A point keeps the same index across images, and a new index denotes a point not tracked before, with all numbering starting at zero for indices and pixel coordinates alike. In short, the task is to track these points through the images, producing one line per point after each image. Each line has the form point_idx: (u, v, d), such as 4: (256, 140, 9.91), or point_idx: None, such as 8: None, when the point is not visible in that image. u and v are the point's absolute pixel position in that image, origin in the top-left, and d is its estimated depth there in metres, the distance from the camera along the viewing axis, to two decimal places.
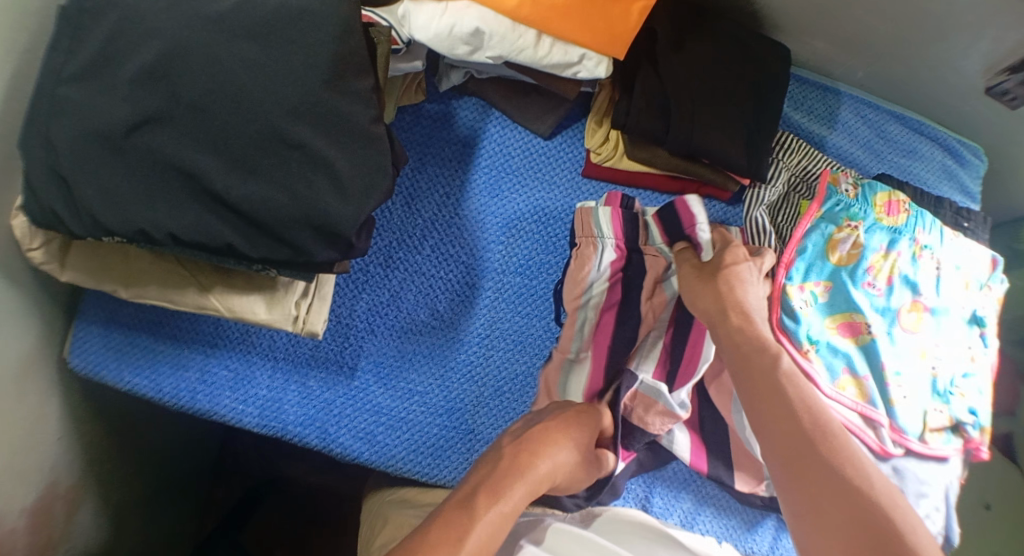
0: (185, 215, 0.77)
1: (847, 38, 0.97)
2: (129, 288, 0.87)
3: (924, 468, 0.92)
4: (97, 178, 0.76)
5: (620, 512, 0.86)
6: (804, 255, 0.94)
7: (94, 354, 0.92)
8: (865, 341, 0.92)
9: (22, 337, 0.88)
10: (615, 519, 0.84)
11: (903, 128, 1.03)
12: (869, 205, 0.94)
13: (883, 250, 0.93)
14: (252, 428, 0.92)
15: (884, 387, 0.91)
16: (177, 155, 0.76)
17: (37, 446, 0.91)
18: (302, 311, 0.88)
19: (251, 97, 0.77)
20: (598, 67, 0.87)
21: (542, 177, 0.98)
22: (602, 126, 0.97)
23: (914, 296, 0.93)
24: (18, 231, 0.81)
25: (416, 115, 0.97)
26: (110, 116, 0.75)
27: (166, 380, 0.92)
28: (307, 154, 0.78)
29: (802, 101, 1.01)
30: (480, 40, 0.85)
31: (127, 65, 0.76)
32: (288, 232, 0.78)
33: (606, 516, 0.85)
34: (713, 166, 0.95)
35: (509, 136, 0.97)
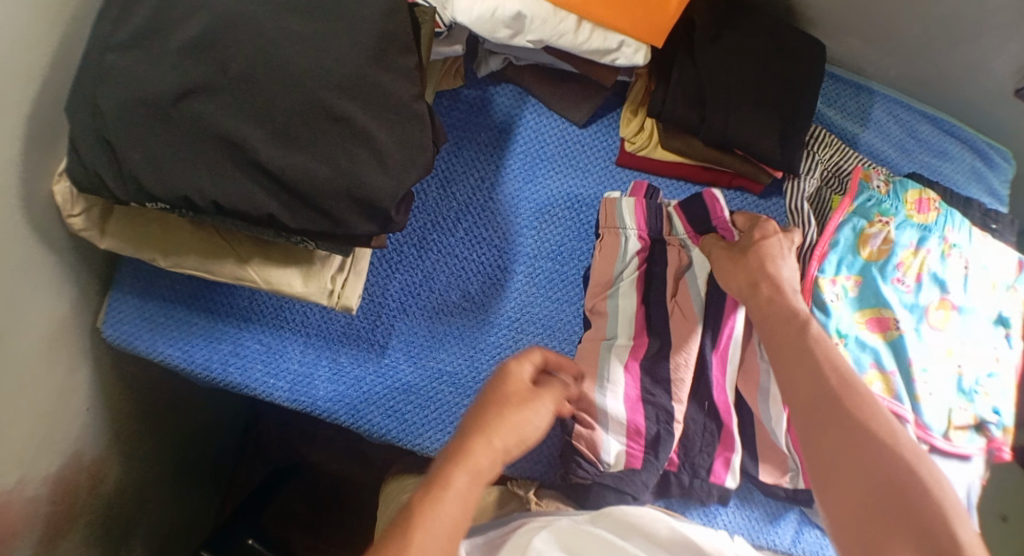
0: (228, 183, 0.78)
1: (880, 37, 0.98)
2: (167, 257, 0.89)
3: (947, 466, 0.92)
4: (143, 144, 0.77)
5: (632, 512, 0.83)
6: (835, 249, 0.94)
7: (129, 325, 0.93)
8: (894, 336, 0.92)
9: (59, 302, 0.89)
10: (627, 520, 0.81)
11: (934, 128, 1.04)
12: (899, 202, 0.95)
13: (913, 247, 0.94)
14: (282, 403, 0.93)
15: (911, 383, 0.91)
16: (222, 124, 0.78)
17: (66, 413, 0.91)
18: (337, 286, 0.90)
19: (298, 69, 0.78)
20: (637, 54, 0.89)
21: (576, 165, 0.99)
22: (636, 116, 0.98)
23: (942, 294, 0.94)
24: (58, 197, 0.83)
25: (454, 100, 0.98)
26: (159, 83, 0.77)
27: (198, 351, 0.93)
28: (350, 128, 0.80)
29: (835, 98, 1.02)
30: (521, 24, 0.86)
31: (177, 34, 0.78)
32: (329, 203, 0.80)
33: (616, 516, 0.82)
34: (746, 158, 0.97)
35: (544, 124, 0.99)
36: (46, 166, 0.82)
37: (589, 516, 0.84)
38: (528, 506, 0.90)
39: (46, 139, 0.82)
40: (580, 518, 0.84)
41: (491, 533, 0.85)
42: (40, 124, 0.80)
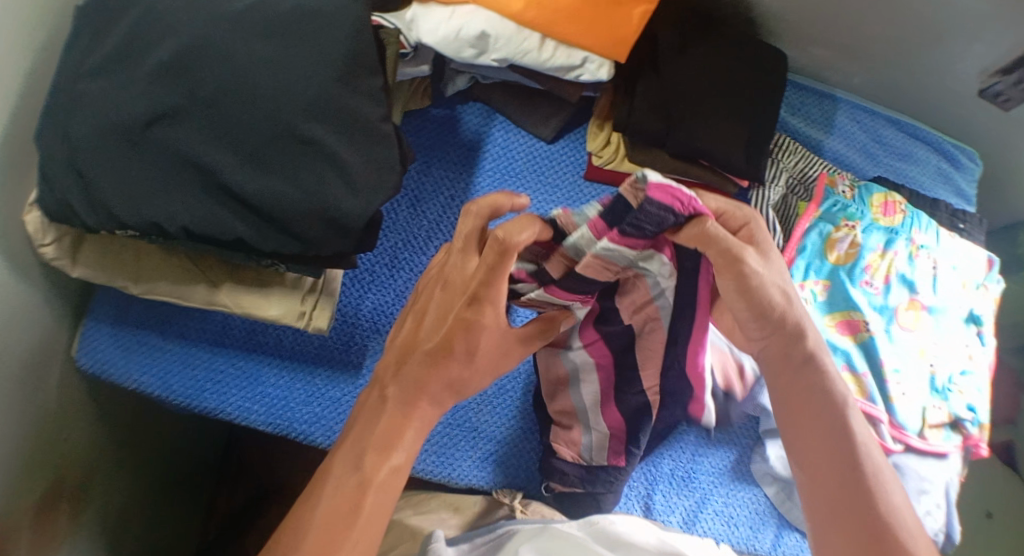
0: (198, 208, 0.79)
1: (841, 44, 1.00)
2: (139, 284, 0.89)
3: (925, 465, 0.92)
4: (112, 171, 0.78)
5: (620, 521, 0.86)
6: (804, 254, 0.96)
7: (104, 352, 0.94)
8: (864, 339, 0.93)
9: (34, 331, 0.89)
10: (614, 531, 0.85)
11: (898, 132, 1.06)
12: (865, 206, 0.97)
13: (880, 250, 0.96)
14: (260, 426, 0.93)
15: (884, 385, 0.92)
16: (191, 149, 0.78)
17: (44, 442, 0.91)
18: (309, 307, 0.89)
19: (266, 93, 0.79)
20: (601, 70, 0.90)
21: (546, 180, 0.99)
22: (603, 130, 0.99)
23: (911, 294, 0.95)
24: (30, 226, 0.84)
25: (423, 120, 1.00)
26: (127, 110, 0.78)
27: (172, 377, 0.93)
28: (319, 150, 0.81)
29: (799, 106, 1.04)
30: (485, 43, 0.87)
31: (145, 62, 0.79)
32: (299, 225, 0.80)
33: (604, 525, 0.85)
34: (711, 168, 0.96)
35: (513, 140, 0.99)
36: (17, 197, 0.83)
37: (578, 523, 0.87)
38: (514, 515, 0.90)
39: (16, 169, 0.82)
40: (569, 523, 0.87)
41: (476, 541, 0.87)
42: (11, 155, 0.81)
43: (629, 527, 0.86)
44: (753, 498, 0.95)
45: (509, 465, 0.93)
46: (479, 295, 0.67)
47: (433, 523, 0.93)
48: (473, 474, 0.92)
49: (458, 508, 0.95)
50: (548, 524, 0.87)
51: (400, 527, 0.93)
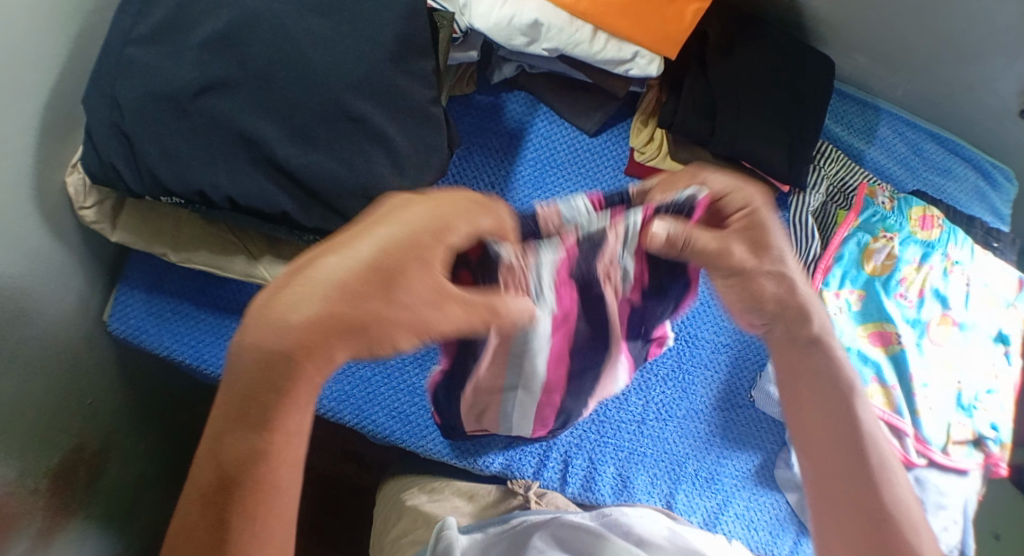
0: (242, 180, 0.80)
1: (886, 55, 1.00)
2: (177, 252, 0.89)
3: (945, 480, 0.92)
4: (158, 137, 0.78)
5: (632, 513, 0.87)
6: (841, 262, 0.97)
7: (135, 318, 0.94)
8: (896, 350, 0.93)
9: (68, 292, 0.89)
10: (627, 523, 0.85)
11: (939, 148, 1.05)
12: (904, 218, 0.97)
13: (916, 263, 0.96)
14: None
15: (911, 398, 0.92)
16: (239, 120, 0.79)
17: (70, 406, 0.92)
18: None
19: (315, 68, 0.79)
20: (650, 65, 0.90)
21: (586, 173, 0.98)
22: (647, 126, 0.98)
23: (944, 309, 0.95)
24: (71, 187, 0.84)
25: (466, 105, 0.98)
26: (177, 79, 0.78)
27: (204, 347, 0.94)
28: (367, 128, 0.81)
29: (842, 115, 1.04)
30: (537, 32, 0.87)
31: (197, 31, 0.79)
32: (342, 202, 0.80)
33: (618, 518, 0.86)
34: (753, 171, 0.97)
35: (555, 131, 0.98)
36: (58, 157, 0.83)
37: (591, 515, 0.87)
38: (529, 505, 0.91)
39: (59, 130, 0.82)
40: (583, 516, 0.87)
41: (490, 531, 0.86)
42: (54, 115, 0.81)
43: (641, 519, 0.87)
44: (774, 503, 0.95)
45: (535, 454, 0.94)
46: (450, 227, 0.55)
47: (446, 510, 0.93)
48: (497, 463, 0.93)
49: (473, 496, 0.95)
50: (562, 513, 0.87)
51: (414, 511, 0.94)
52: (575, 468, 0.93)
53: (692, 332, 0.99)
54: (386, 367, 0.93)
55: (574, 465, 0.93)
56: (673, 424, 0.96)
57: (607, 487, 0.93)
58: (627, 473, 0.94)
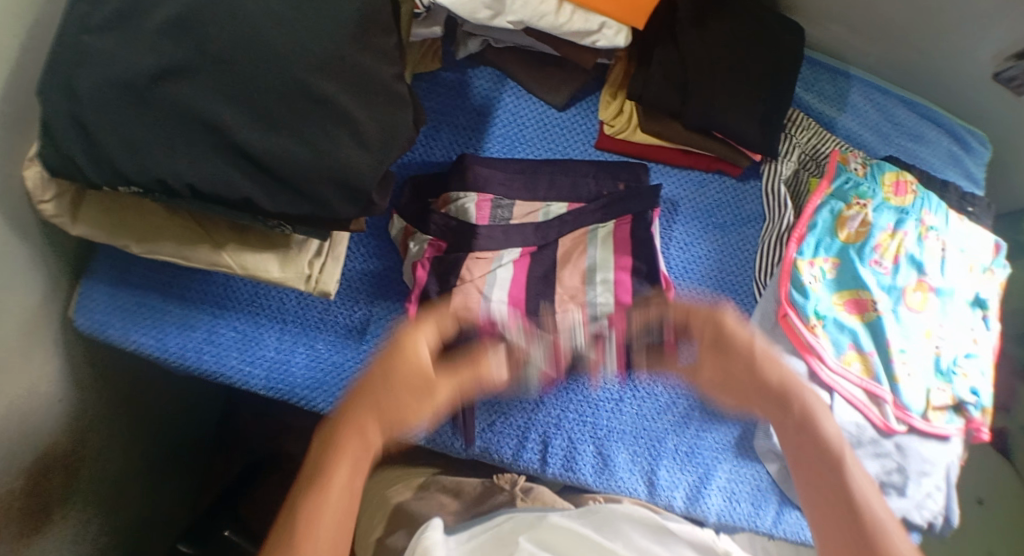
0: (206, 164, 0.78)
1: (857, 20, 0.99)
2: (141, 244, 0.87)
3: (927, 447, 0.92)
4: (116, 125, 0.76)
5: (616, 510, 0.86)
6: (814, 231, 0.95)
7: (101, 314, 0.91)
8: (872, 318, 0.92)
9: (31, 288, 0.87)
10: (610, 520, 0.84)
11: (911, 112, 1.05)
12: (876, 184, 0.96)
13: (890, 229, 0.94)
14: (260, 391, 0.91)
15: (890, 364, 0.92)
16: (198, 106, 0.77)
17: (41, 404, 0.90)
18: (315, 270, 0.89)
19: (276, 49, 0.77)
20: (618, 36, 0.87)
21: (555, 149, 0.97)
22: (617, 99, 0.97)
23: (919, 276, 0.94)
24: (30, 181, 0.81)
25: (432, 83, 0.96)
26: (133, 65, 0.75)
27: (173, 340, 0.92)
28: (332, 110, 0.79)
29: (813, 83, 1.03)
30: (502, 5, 0.84)
31: (152, 14, 0.76)
32: (308, 185, 0.79)
33: (602, 515, 0.85)
34: (724, 141, 0.96)
35: (523, 107, 0.97)
36: (16, 150, 0.80)
37: (577, 512, 0.85)
38: (516, 501, 0.91)
39: (16, 123, 0.79)
40: (567, 512, 0.85)
41: (475, 531, 0.83)
42: (11, 107, 0.79)
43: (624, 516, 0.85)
44: (756, 473, 0.94)
45: (513, 431, 0.92)
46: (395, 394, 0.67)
47: (431, 508, 0.91)
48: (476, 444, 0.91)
49: (459, 494, 0.94)
50: (549, 513, 0.84)
51: (398, 512, 0.92)
52: (555, 448, 0.92)
53: None
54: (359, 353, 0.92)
55: (554, 445, 0.92)
56: (652, 401, 0.95)
57: (589, 466, 0.92)
58: (607, 451, 0.92)
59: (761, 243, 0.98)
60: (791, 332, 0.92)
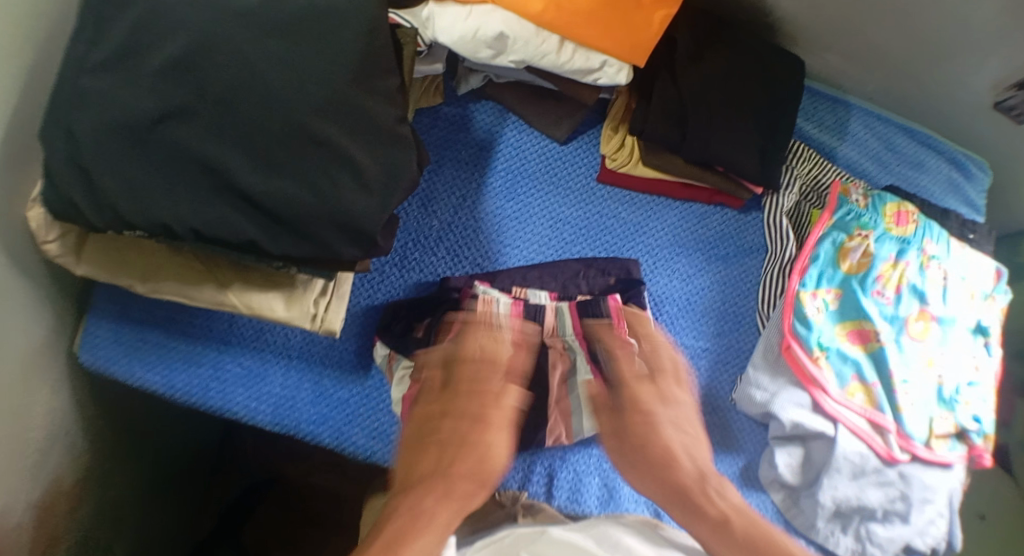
0: (209, 212, 0.77)
1: (855, 49, 0.99)
2: (146, 283, 0.88)
3: (930, 475, 0.91)
4: (118, 169, 0.76)
5: (619, 526, 0.84)
6: (816, 262, 0.96)
7: (106, 350, 0.91)
8: (875, 348, 0.92)
9: (35, 328, 0.87)
10: (611, 534, 0.82)
11: (911, 141, 1.05)
12: (878, 215, 0.96)
13: (892, 260, 0.94)
14: (265, 426, 0.92)
15: (893, 395, 0.92)
16: (200, 150, 0.77)
17: (47, 441, 0.90)
18: (320, 309, 0.89)
19: (278, 92, 0.77)
20: (619, 74, 0.88)
21: (558, 183, 0.98)
22: (618, 132, 0.98)
23: (922, 305, 0.94)
24: (34, 223, 0.81)
25: (434, 118, 0.97)
26: (135, 109, 0.75)
27: (178, 376, 0.92)
28: (335, 153, 0.79)
29: (813, 112, 1.03)
30: (503, 44, 0.85)
31: (153, 57, 0.77)
32: (311, 227, 0.79)
33: (603, 529, 0.83)
34: (725, 175, 0.97)
35: (525, 141, 0.97)
36: (18, 193, 0.80)
37: (579, 527, 0.83)
38: (517, 518, 0.88)
39: (19, 164, 0.79)
40: (568, 526, 0.84)
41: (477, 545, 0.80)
42: (13, 150, 0.78)
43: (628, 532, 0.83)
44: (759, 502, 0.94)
45: (517, 463, 0.92)
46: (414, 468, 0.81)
47: None
48: None
49: None
50: (548, 528, 0.83)
51: None
52: (560, 481, 0.92)
53: (672, 338, 0.97)
54: (366, 389, 0.93)
55: (560, 478, 0.92)
56: None
57: (593, 497, 0.92)
58: (612, 483, 0.93)
59: (763, 275, 1.00)
60: (795, 364, 0.93)
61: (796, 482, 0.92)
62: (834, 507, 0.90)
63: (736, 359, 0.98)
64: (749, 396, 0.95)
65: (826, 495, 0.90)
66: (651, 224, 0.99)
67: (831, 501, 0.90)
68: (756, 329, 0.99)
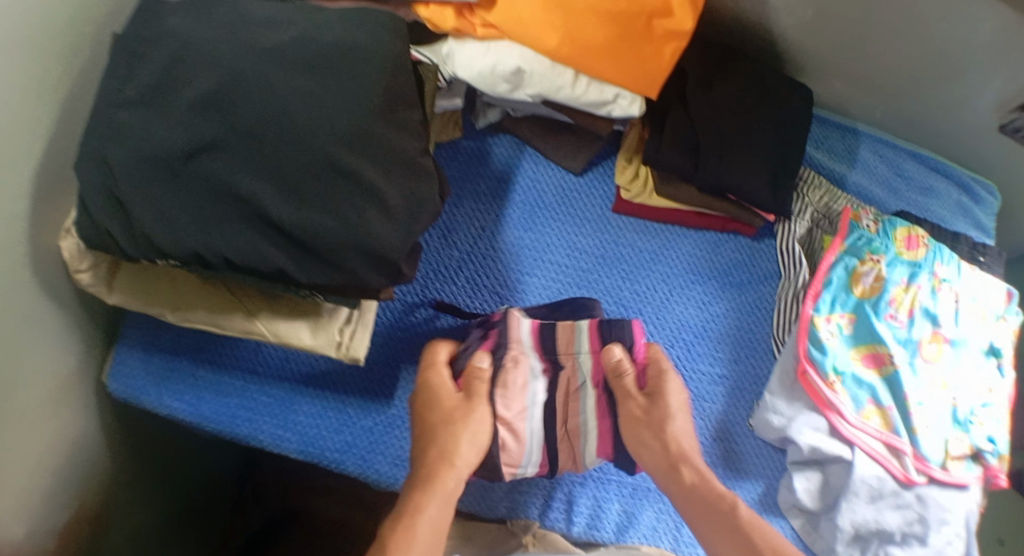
0: (239, 242, 0.79)
1: (862, 78, 1.02)
2: (175, 312, 0.90)
3: (946, 496, 0.92)
4: (150, 201, 0.78)
5: None
6: (830, 288, 0.97)
7: (134, 379, 0.94)
8: (890, 372, 0.94)
9: (66, 354, 0.89)
10: None
11: (919, 166, 1.07)
12: (889, 240, 0.98)
13: (904, 283, 0.96)
14: (291, 454, 0.94)
15: (908, 417, 0.93)
16: (230, 181, 0.79)
17: (73, 468, 0.92)
18: (345, 337, 0.91)
19: (304, 125, 0.80)
20: (632, 105, 0.90)
21: (574, 214, 1.00)
22: (632, 163, 0.99)
23: (934, 327, 0.95)
24: (65, 252, 0.85)
25: (453, 151, 1.00)
26: (167, 142, 0.78)
27: (206, 405, 0.94)
28: (360, 183, 0.82)
29: (823, 141, 1.06)
30: (520, 78, 0.88)
31: (185, 92, 0.80)
32: (336, 256, 0.81)
33: None
34: (739, 203, 0.99)
35: (541, 173, 1.00)
36: (52, 222, 0.83)
37: None
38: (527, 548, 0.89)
39: (54, 194, 0.83)
40: None
41: None
42: (47, 182, 0.82)
43: None
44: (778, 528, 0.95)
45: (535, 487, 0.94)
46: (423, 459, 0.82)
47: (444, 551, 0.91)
48: (495, 504, 0.93)
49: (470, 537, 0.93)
50: None
51: None
52: (579, 507, 0.93)
53: (689, 365, 0.98)
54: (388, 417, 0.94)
55: (579, 504, 0.93)
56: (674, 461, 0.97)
57: (611, 523, 0.93)
58: (632, 510, 0.93)
59: (779, 302, 1.01)
60: (811, 391, 0.93)
61: (814, 507, 0.93)
62: (854, 530, 0.91)
63: (753, 386, 0.99)
64: (765, 423, 0.95)
65: (845, 519, 0.90)
66: (667, 251, 1.01)
67: (850, 524, 0.90)
68: (772, 355, 1.00)
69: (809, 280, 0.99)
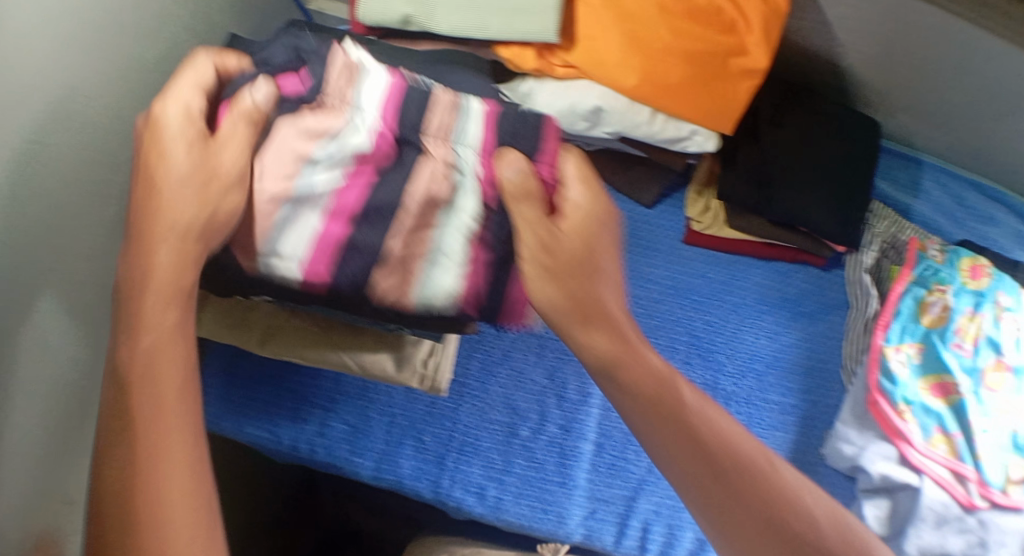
0: None
1: (924, 111, 1.04)
2: (263, 343, 0.91)
3: (1007, 520, 0.90)
4: None
5: None
6: (899, 318, 0.99)
7: (214, 408, 0.95)
8: (956, 401, 0.94)
9: None
10: None
11: (981, 196, 1.09)
12: (955, 270, 1.00)
13: (969, 313, 0.97)
14: (369, 480, 0.93)
15: (972, 443, 0.92)
16: None
17: None
18: (429, 368, 0.90)
19: None
20: (707, 142, 0.92)
21: (645, 244, 1.02)
22: (702, 196, 1.03)
23: (997, 356, 0.95)
24: None
25: None
26: None
27: (285, 431, 0.94)
28: None
29: (887, 170, 1.10)
30: (598, 116, 0.90)
31: None
32: None
33: None
34: (808, 234, 1.01)
35: (611, 203, 1.03)
36: None
37: None
38: None
39: None
40: None
41: None
42: None
43: None
44: None
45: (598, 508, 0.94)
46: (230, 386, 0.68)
47: None
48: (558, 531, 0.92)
49: None
50: None
51: None
52: (653, 535, 0.92)
53: (763, 394, 0.98)
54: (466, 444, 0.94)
55: (653, 532, 0.92)
56: None
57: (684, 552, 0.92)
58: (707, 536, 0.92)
59: (850, 330, 1.03)
60: (881, 418, 0.95)
61: (888, 536, 0.92)
62: None
63: (824, 414, 0.99)
64: (836, 451, 0.96)
65: (912, 544, 0.90)
66: (737, 282, 1.02)
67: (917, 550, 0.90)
68: (842, 384, 1.01)
69: (879, 310, 1.01)
